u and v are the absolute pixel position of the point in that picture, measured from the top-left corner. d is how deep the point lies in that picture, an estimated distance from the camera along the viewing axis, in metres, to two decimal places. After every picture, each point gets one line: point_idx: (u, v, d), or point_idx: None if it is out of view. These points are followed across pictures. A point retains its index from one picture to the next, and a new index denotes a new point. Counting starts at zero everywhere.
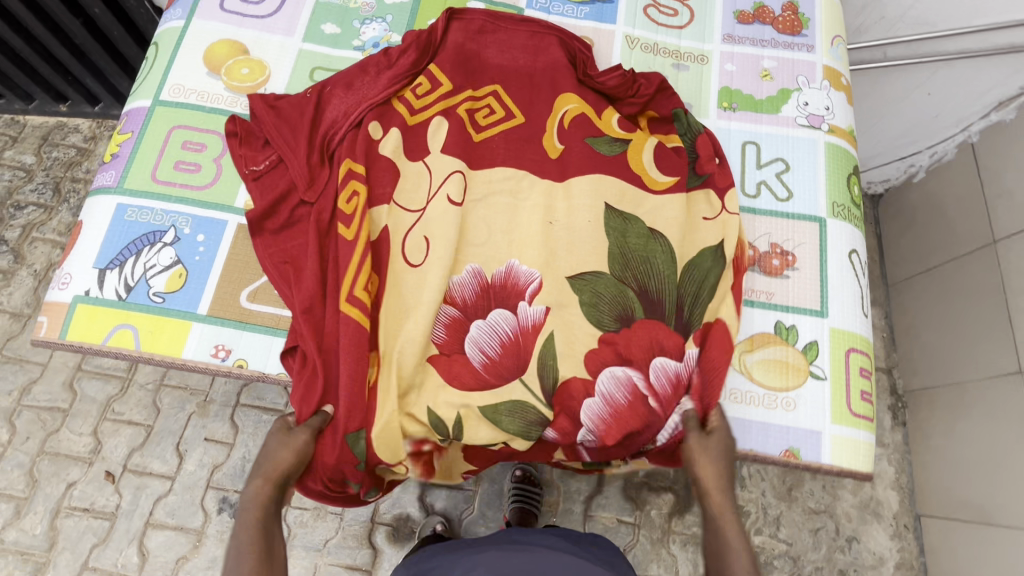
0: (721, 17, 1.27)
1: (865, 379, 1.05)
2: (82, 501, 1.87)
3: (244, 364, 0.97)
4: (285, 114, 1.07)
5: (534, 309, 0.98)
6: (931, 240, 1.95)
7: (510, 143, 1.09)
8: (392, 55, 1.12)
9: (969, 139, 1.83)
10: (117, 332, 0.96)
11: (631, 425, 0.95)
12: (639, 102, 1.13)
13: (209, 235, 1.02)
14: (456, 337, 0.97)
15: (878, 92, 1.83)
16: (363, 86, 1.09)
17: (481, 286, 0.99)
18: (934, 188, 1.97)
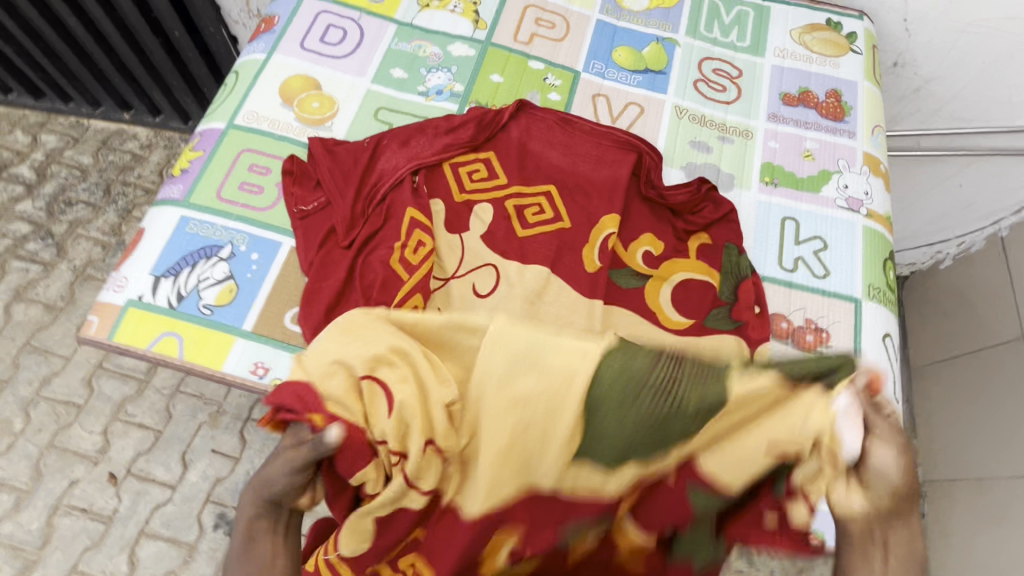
0: (767, 97, 1.33)
1: None
2: (81, 501, 1.86)
3: (279, 385, 0.97)
4: (341, 156, 1.13)
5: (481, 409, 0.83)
6: (955, 329, 1.94)
7: (553, 246, 1.09)
8: (450, 122, 1.18)
9: (998, 232, 1.86)
10: (163, 339, 0.98)
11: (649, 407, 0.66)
12: (700, 222, 1.15)
13: (262, 254, 1.06)
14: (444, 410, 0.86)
15: (910, 179, 1.88)
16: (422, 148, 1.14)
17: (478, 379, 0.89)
18: (960, 277, 1.98)
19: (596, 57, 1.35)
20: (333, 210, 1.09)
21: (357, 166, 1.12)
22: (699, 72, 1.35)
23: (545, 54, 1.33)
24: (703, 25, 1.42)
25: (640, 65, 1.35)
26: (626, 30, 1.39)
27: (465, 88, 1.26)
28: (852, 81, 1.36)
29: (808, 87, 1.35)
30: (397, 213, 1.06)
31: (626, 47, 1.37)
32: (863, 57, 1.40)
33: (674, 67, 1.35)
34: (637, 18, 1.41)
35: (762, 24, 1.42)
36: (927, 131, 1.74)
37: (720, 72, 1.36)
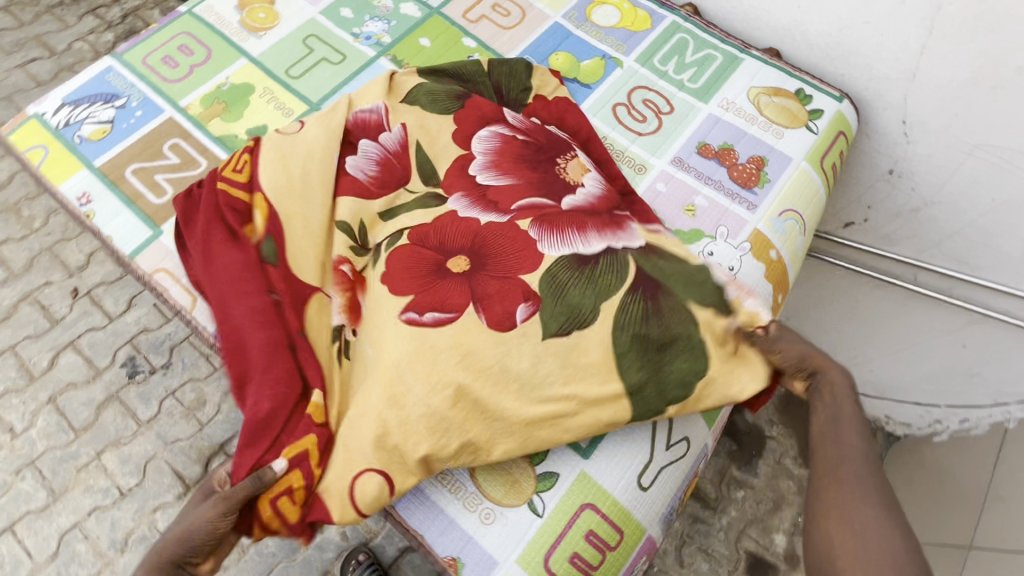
0: (684, 141, 1.24)
1: (590, 543, 0.92)
2: (45, 299, 2.20)
3: (91, 216, 1.11)
4: (372, 134, 1.10)
5: (482, 146, 1.09)
6: (917, 505, 1.75)
7: (415, 272, 0.93)
8: (517, 121, 1.14)
9: (1006, 422, 1.70)
10: (36, 149, 1.17)
11: (573, 222, 1.00)
12: (531, 147, 1.10)
13: (144, 113, 1.21)
14: (496, 162, 1.07)
15: (905, 318, 1.72)
16: (492, 156, 1.08)
17: (489, 146, 1.09)
18: (948, 453, 1.84)
19: (530, 53, 1.34)
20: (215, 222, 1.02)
21: (386, 164, 1.08)
22: (626, 97, 1.29)
23: (485, 36, 1.35)
24: (658, 57, 1.34)
25: (570, 74, 1.32)
26: (577, 39, 1.37)
27: (391, 41, 1.32)
28: (787, 156, 1.21)
29: (733, 145, 1.23)
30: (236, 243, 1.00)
31: (568, 52, 1.34)
32: (817, 138, 1.24)
33: (603, 86, 1.31)
34: (597, 32, 1.38)
35: (724, 73, 1.32)
36: (925, 265, 1.51)
37: (649, 104, 1.28)
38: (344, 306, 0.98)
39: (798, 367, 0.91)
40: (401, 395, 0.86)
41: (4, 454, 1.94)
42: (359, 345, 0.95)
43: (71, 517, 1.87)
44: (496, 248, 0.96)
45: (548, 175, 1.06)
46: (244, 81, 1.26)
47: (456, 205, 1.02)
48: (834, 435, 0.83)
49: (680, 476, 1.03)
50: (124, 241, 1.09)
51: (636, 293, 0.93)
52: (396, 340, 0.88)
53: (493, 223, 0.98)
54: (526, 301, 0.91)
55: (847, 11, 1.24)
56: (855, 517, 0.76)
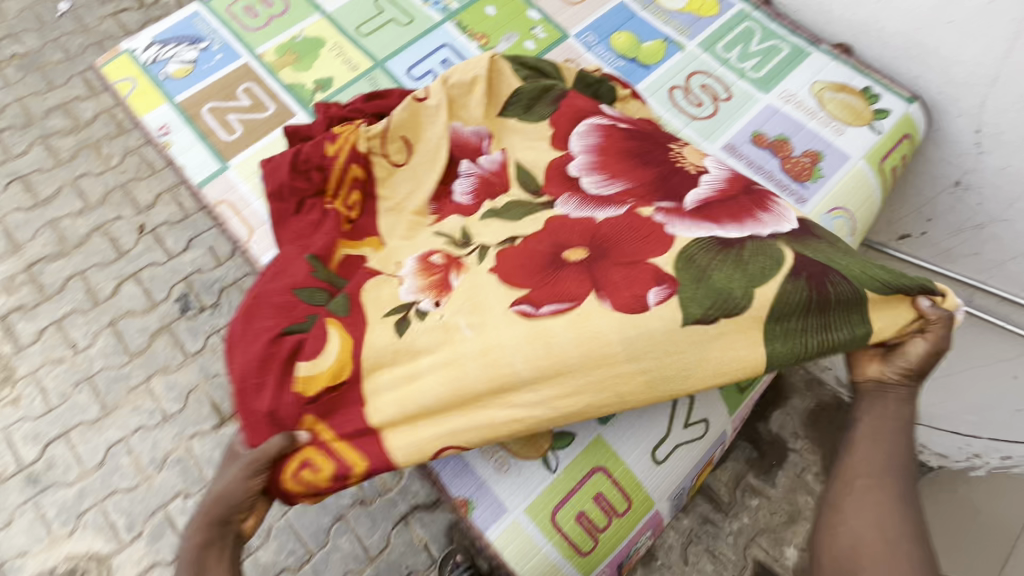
0: (738, 129, 1.22)
1: (598, 504, 0.94)
2: (115, 232, 2.36)
3: (168, 145, 1.19)
4: (471, 155, 1.14)
5: (586, 137, 1.07)
6: None
7: (527, 270, 0.92)
8: (617, 116, 1.11)
9: None
10: (126, 81, 1.27)
11: (699, 210, 0.93)
12: (637, 140, 1.05)
13: (224, 57, 1.29)
14: (600, 158, 1.05)
15: None
16: (598, 156, 1.04)
17: (592, 141, 1.07)
18: None
19: (593, 29, 1.35)
20: (304, 189, 1.09)
21: (485, 182, 1.11)
22: (684, 81, 1.28)
23: (550, 10, 1.37)
24: (722, 44, 1.33)
25: (630, 53, 1.33)
26: (641, 20, 1.37)
27: (458, 8, 1.35)
28: (845, 154, 1.18)
29: (789, 138, 1.20)
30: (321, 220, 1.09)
31: (630, 33, 1.35)
32: (879, 138, 1.20)
33: (662, 67, 1.30)
34: (662, 14, 1.38)
35: (789, 65, 1.29)
36: (983, 287, 1.42)
37: (707, 89, 1.27)
38: (431, 285, 0.97)
39: (897, 370, 0.83)
40: (496, 365, 0.84)
41: (64, 367, 2.09)
42: (440, 315, 0.91)
43: (118, 433, 2.00)
44: (616, 244, 0.91)
45: (663, 169, 1.00)
46: (316, 35, 1.32)
47: (565, 209, 1.00)
48: (871, 442, 0.80)
49: (697, 458, 1.02)
50: (195, 171, 1.17)
51: (797, 279, 0.81)
52: (507, 325, 0.86)
53: (611, 218, 0.95)
54: (660, 286, 0.83)
55: (928, 10, 1.19)
56: (882, 507, 0.75)
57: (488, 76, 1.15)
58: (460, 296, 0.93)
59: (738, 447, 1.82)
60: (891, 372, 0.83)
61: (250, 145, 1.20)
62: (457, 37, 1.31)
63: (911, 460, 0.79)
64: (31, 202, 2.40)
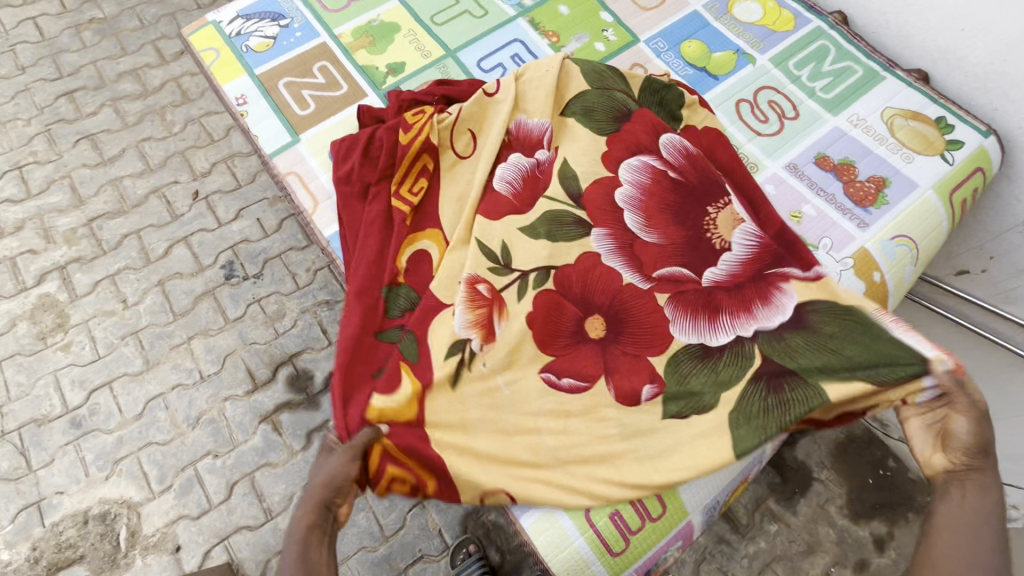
0: (804, 148, 1.21)
1: (632, 505, 0.94)
2: (171, 195, 2.46)
3: (244, 115, 1.24)
4: (528, 150, 1.15)
5: (632, 175, 1.10)
6: None
7: (549, 322, 1.00)
8: (673, 155, 1.12)
9: None
10: (209, 50, 1.32)
11: (712, 296, 1.02)
12: (680, 195, 1.09)
13: (303, 35, 1.34)
14: (640, 202, 1.09)
15: None
16: (639, 208, 1.09)
17: (637, 181, 1.10)
18: None
19: (663, 36, 1.35)
20: (374, 177, 1.13)
21: (532, 179, 1.12)
22: (752, 95, 1.28)
23: (622, 13, 1.37)
24: (794, 61, 1.31)
25: (699, 62, 1.32)
26: (713, 30, 1.36)
27: (532, 4, 1.37)
28: (913, 182, 1.16)
29: (855, 161, 1.19)
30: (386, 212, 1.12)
31: (701, 42, 1.34)
32: (950, 169, 1.17)
33: (730, 79, 1.30)
34: (735, 26, 1.37)
35: (861, 87, 1.27)
36: None
37: (775, 105, 1.26)
38: (478, 322, 0.98)
39: (963, 452, 0.83)
40: (543, 430, 0.95)
41: (114, 320, 2.18)
42: (484, 365, 0.97)
43: (157, 387, 2.07)
44: (633, 314, 1.01)
45: (693, 233, 1.07)
46: (392, 21, 1.36)
47: (598, 244, 1.06)
48: (957, 535, 0.80)
49: (733, 473, 1.02)
50: (268, 142, 1.21)
51: (759, 383, 0.92)
52: (537, 397, 0.96)
53: (633, 286, 1.03)
54: (651, 383, 0.96)
55: (1016, 40, 1.15)
56: (970, 567, 0.78)
57: (559, 77, 1.17)
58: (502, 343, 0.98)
59: (762, 470, 1.75)
60: (958, 458, 0.84)
61: (321, 122, 1.24)
62: (528, 33, 1.33)
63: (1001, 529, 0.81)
64: (97, 160, 2.51)
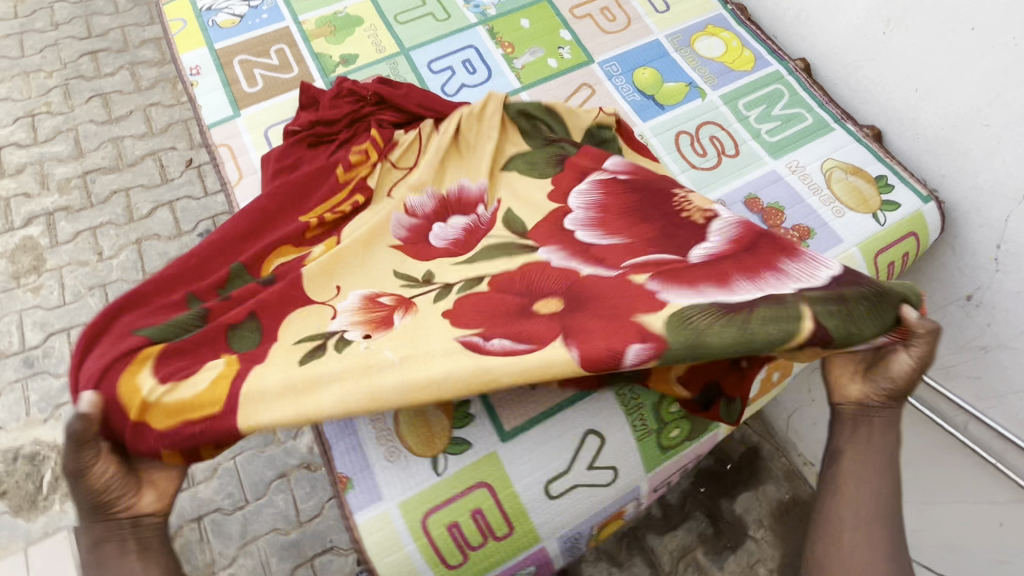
0: (735, 187, 1.18)
1: (473, 520, 0.91)
2: (166, 159, 2.46)
3: (194, 84, 1.28)
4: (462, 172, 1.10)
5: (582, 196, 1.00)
6: None
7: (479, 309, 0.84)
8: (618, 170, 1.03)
9: None
10: (178, 21, 1.37)
11: (671, 271, 0.79)
12: (636, 201, 0.96)
13: (269, 17, 1.38)
14: (598, 214, 0.96)
15: None
16: (595, 214, 0.96)
17: (593, 196, 0.99)
18: None
19: (619, 60, 1.35)
20: (302, 167, 1.10)
21: (455, 202, 1.06)
22: (694, 128, 1.26)
23: (582, 33, 1.38)
24: (745, 100, 1.29)
25: (650, 90, 1.31)
26: (670, 60, 1.35)
27: (495, 15, 1.39)
28: (839, 236, 1.12)
29: (784, 207, 1.15)
30: (299, 199, 1.06)
31: (655, 70, 1.33)
32: (880, 230, 1.13)
33: (675, 111, 1.28)
34: (694, 59, 1.35)
35: (807, 135, 1.25)
36: (993, 420, 1.18)
37: (716, 141, 1.24)
38: (366, 320, 0.85)
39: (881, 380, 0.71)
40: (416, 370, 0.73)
41: (86, 270, 2.20)
42: (366, 346, 0.79)
43: None
44: (592, 301, 0.79)
45: (661, 234, 0.89)
46: (357, 14, 1.39)
47: (548, 256, 0.92)
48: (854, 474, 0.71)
49: (596, 506, 0.99)
50: (209, 113, 1.25)
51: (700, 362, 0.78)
52: (432, 341, 0.77)
53: (595, 276, 0.85)
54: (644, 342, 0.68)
55: (967, 108, 1.10)
56: (872, 526, 0.68)
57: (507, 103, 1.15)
58: (396, 335, 0.81)
59: (693, 516, 1.55)
60: (879, 386, 0.72)
61: (263, 101, 1.27)
62: (485, 41, 1.35)
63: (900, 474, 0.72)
64: (105, 118, 2.54)
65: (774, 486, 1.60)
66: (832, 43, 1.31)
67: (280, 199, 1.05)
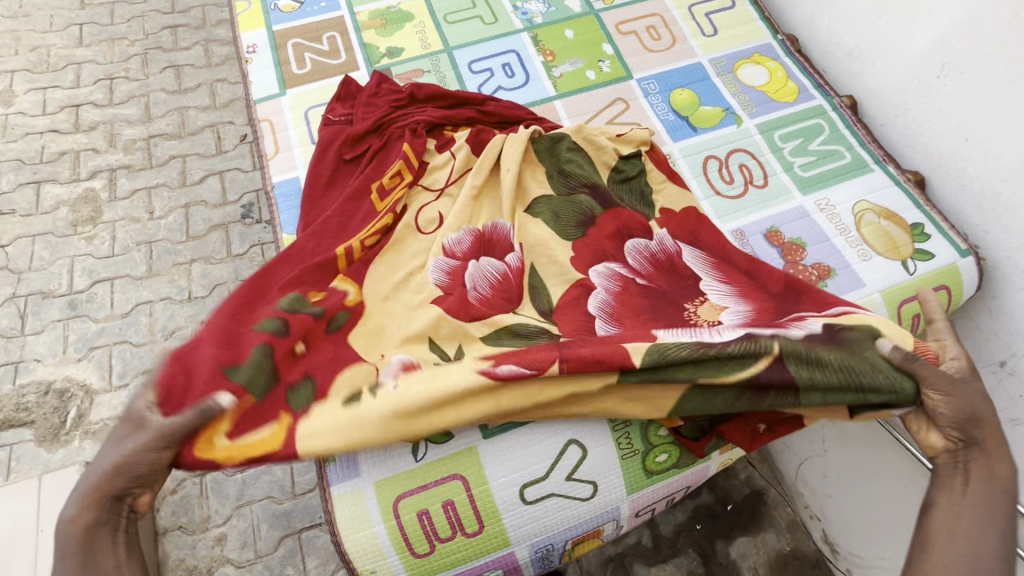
0: (757, 218, 1.16)
1: (444, 512, 0.92)
2: (223, 132, 2.60)
3: (248, 61, 1.36)
4: (498, 253, 1.08)
5: (607, 275, 1.04)
6: None
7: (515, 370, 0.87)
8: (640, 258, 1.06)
9: None
10: (244, 1, 1.46)
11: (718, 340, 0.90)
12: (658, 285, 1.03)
13: (326, 6, 1.45)
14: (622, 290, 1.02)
15: None
16: (613, 307, 1.00)
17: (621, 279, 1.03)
18: None
19: (658, 79, 1.34)
20: (362, 170, 1.17)
21: (498, 284, 1.04)
22: (724, 154, 1.24)
23: (625, 50, 1.38)
24: (782, 132, 1.27)
25: (685, 111, 1.30)
26: (711, 84, 1.34)
27: (541, 23, 1.42)
28: (861, 280, 1.08)
29: (806, 243, 1.12)
30: (361, 195, 1.13)
31: (693, 93, 1.32)
32: (908, 279, 1.08)
33: (707, 134, 1.27)
34: (734, 85, 1.34)
35: (842, 173, 1.21)
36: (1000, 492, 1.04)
37: (745, 170, 1.22)
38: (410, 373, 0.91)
39: (952, 426, 0.79)
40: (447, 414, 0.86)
41: (137, 226, 2.34)
42: (395, 386, 0.87)
43: (149, 295, 2.18)
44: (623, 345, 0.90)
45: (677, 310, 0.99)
46: (409, 10, 1.44)
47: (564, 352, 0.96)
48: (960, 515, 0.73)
49: (572, 519, 0.98)
50: (258, 89, 1.32)
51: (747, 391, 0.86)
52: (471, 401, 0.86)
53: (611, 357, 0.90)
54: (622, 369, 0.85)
55: (1016, 163, 1.03)
56: (978, 567, 0.69)
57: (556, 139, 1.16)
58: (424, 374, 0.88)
59: (684, 552, 1.46)
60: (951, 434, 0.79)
61: (309, 83, 1.33)
62: (527, 47, 1.37)
63: (1013, 529, 0.72)
64: (175, 88, 2.70)
65: (773, 534, 1.51)
66: (883, 82, 1.26)
67: (346, 196, 1.13)
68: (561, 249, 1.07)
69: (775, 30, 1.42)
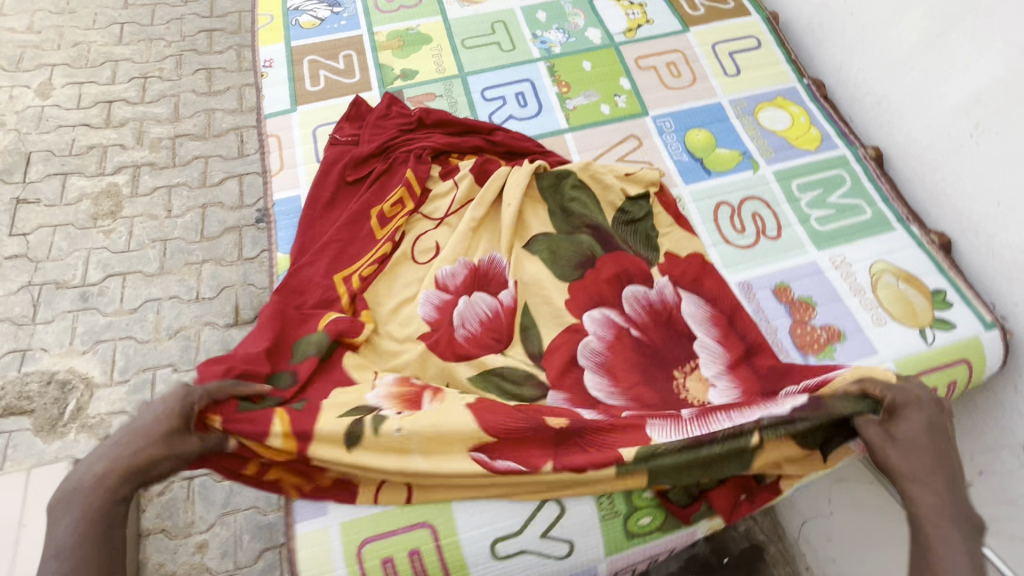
0: (767, 271, 1.10)
1: (409, 560, 0.87)
2: (247, 137, 2.63)
3: (264, 75, 1.36)
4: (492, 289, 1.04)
5: (598, 324, 1.00)
6: None
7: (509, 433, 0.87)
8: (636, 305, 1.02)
9: None
10: (266, 15, 1.47)
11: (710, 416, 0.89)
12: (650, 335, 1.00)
13: (346, 24, 1.45)
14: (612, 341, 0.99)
15: None
16: (603, 359, 0.97)
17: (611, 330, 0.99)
18: None
19: (674, 118, 1.30)
20: (366, 192, 1.16)
21: (489, 321, 1.01)
22: (738, 200, 1.19)
23: (642, 86, 1.35)
24: (800, 182, 1.21)
25: (700, 153, 1.26)
26: (729, 126, 1.29)
27: (559, 54, 1.39)
28: (873, 347, 1.01)
29: (816, 302, 1.06)
30: (362, 216, 1.12)
31: (710, 134, 1.28)
32: (925, 350, 1.01)
33: (721, 179, 1.22)
34: (754, 129, 1.29)
35: (861, 230, 1.15)
36: None
37: (759, 219, 1.17)
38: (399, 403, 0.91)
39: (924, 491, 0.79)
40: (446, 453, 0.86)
41: (154, 224, 2.37)
42: (398, 428, 0.85)
43: (159, 292, 2.19)
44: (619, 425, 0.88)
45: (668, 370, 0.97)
46: (427, 33, 1.43)
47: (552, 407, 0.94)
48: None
49: None
50: (270, 104, 1.32)
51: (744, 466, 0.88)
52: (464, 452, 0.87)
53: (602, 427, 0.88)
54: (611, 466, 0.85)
55: None
56: None
57: (558, 174, 1.14)
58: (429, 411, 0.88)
59: None
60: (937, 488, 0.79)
61: (321, 100, 1.32)
62: (542, 77, 1.35)
63: None
64: (205, 90, 2.75)
65: None
66: (912, 135, 1.20)
67: (347, 216, 1.12)
68: (556, 292, 1.03)
69: (802, 73, 1.37)
